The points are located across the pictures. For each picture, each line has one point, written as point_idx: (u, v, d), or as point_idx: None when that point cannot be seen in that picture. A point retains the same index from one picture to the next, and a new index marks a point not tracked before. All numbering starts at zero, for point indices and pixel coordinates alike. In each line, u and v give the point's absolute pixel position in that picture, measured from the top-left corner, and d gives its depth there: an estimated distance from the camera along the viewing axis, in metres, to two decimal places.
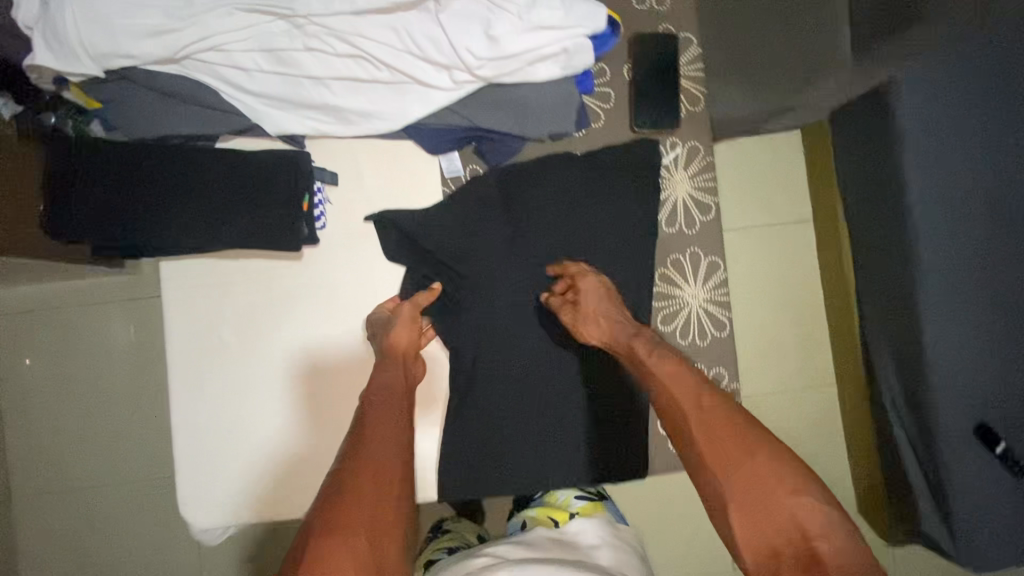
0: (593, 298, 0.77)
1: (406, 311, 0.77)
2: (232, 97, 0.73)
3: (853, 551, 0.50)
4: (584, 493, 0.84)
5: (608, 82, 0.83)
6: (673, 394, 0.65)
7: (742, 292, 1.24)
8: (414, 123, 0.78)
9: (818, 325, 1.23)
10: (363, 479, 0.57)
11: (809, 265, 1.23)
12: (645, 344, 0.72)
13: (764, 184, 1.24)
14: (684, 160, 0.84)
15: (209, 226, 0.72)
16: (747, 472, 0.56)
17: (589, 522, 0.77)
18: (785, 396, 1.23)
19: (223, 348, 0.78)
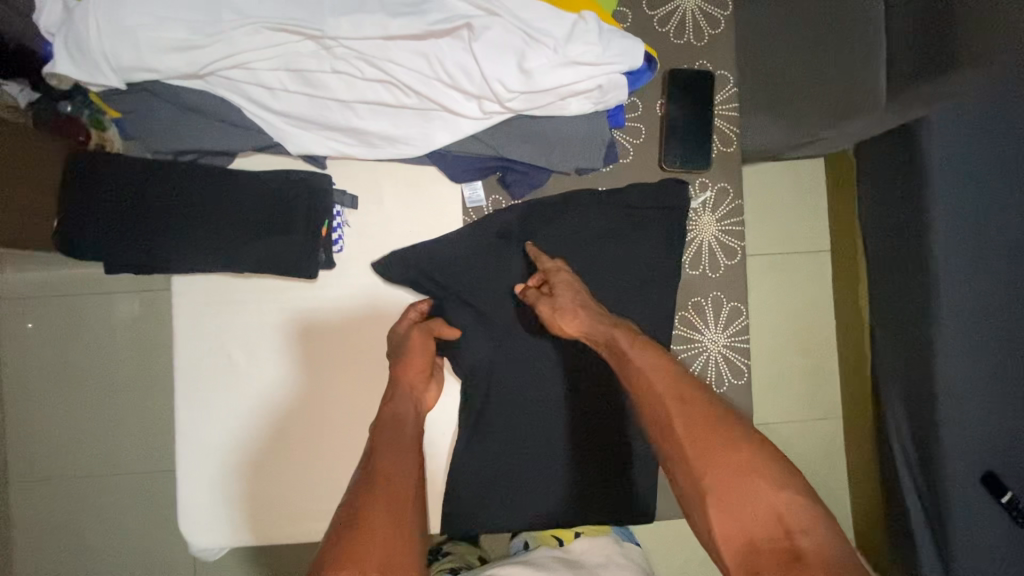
0: (565, 291, 0.72)
1: (418, 335, 0.74)
2: (255, 115, 0.71)
3: (836, 546, 0.49)
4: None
5: (640, 117, 0.81)
6: (649, 381, 0.62)
7: (756, 324, 1.22)
8: (439, 150, 0.76)
9: (831, 362, 1.22)
10: (380, 504, 0.55)
11: (828, 299, 1.22)
12: (626, 331, 0.68)
13: (782, 215, 1.22)
14: (713, 202, 0.81)
15: (228, 246, 0.71)
16: (726, 464, 0.54)
17: (596, 539, 0.80)
18: (793, 431, 1.22)
19: (234, 363, 0.77)
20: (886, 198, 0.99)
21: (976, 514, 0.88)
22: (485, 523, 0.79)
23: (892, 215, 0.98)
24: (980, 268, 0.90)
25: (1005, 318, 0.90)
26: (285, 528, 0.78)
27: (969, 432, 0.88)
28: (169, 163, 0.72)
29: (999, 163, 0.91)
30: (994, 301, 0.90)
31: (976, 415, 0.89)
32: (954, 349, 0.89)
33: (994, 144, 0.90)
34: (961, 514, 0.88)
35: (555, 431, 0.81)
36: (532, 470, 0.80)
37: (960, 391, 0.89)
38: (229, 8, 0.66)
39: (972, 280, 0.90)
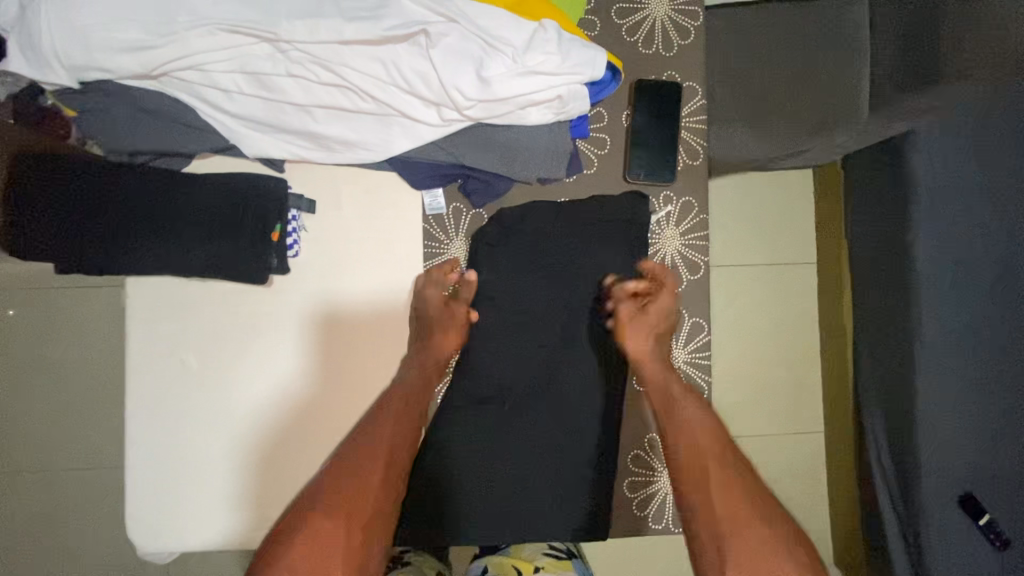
0: (644, 326, 0.74)
1: (461, 312, 0.77)
2: (210, 116, 0.70)
3: None
4: (552, 550, 0.81)
5: (605, 128, 0.80)
6: (695, 435, 0.65)
7: (733, 335, 1.20)
8: (399, 156, 0.75)
9: (807, 376, 1.20)
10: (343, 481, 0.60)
11: (806, 311, 1.20)
12: (682, 383, 0.71)
13: (763, 227, 1.20)
14: (676, 216, 0.81)
15: (176, 249, 0.70)
16: (756, 538, 0.55)
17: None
18: (767, 447, 1.20)
19: (188, 366, 0.76)
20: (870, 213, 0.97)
21: (953, 541, 0.83)
22: (437, 538, 0.77)
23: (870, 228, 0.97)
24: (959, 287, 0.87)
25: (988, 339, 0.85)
26: (234, 534, 0.77)
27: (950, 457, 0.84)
28: (121, 164, 0.71)
29: None
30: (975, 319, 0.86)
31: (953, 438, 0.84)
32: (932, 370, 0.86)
33: None
34: (936, 541, 0.84)
35: (511, 446, 0.78)
36: (486, 487, 0.78)
37: (941, 412, 0.84)
38: (183, 9, 0.64)
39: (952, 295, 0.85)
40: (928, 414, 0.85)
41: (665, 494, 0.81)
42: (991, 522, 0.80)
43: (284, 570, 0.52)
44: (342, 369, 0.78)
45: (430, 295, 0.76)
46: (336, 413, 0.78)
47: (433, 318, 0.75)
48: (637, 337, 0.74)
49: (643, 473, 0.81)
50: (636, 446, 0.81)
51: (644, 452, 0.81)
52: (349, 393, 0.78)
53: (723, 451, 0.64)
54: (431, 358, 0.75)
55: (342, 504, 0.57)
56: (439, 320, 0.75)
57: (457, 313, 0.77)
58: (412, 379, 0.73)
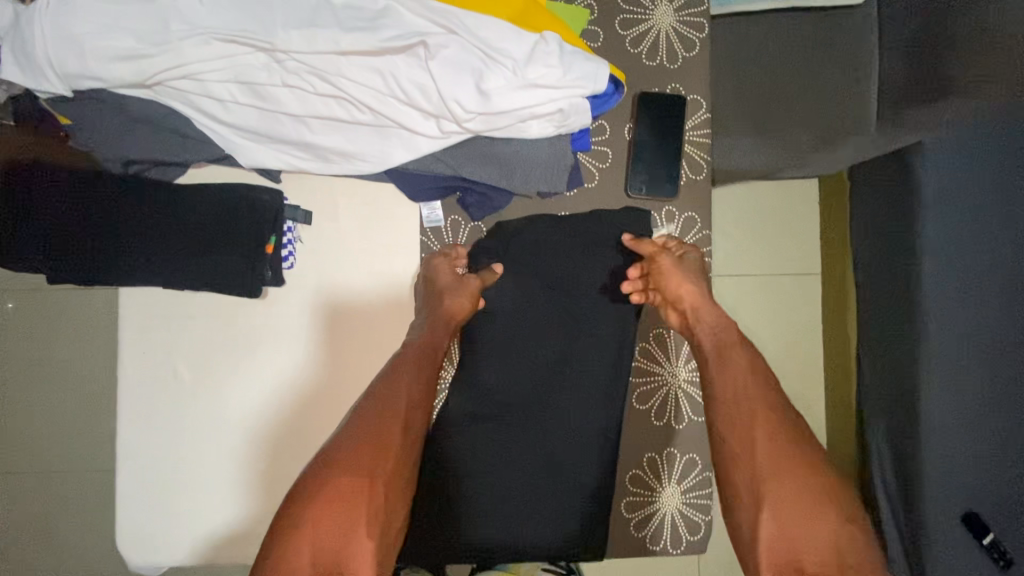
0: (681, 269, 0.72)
1: (474, 284, 0.74)
2: (205, 126, 0.69)
3: None
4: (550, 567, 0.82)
5: (607, 141, 0.78)
6: (742, 384, 0.64)
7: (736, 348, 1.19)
8: (396, 167, 0.74)
9: (810, 391, 1.19)
10: (364, 444, 0.57)
11: (810, 324, 1.18)
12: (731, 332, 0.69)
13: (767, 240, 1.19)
14: (679, 231, 0.79)
15: (171, 261, 0.69)
16: (799, 488, 0.56)
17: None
18: None
19: (181, 378, 0.75)
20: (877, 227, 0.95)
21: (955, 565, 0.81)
22: (429, 558, 0.76)
23: (876, 243, 0.95)
24: (968, 305, 0.85)
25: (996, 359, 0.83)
26: (224, 549, 0.75)
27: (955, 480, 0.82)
28: (114, 174, 0.70)
29: (1003, 195, 0.85)
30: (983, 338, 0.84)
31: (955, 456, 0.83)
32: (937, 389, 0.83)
33: (992, 172, 0.85)
34: (939, 565, 0.82)
35: (507, 463, 0.77)
36: (480, 506, 0.76)
37: (944, 431, 0.83)
38: (178, 18, 0.63)
39: (956, 313, 0.84)
40: (932, 434, 0.84)
41: (666, 515, 0.78)
42: (994, 541, 0.79)
43: (309, 525, 0.52)
44: (337, 383, 0.76)
45: (443, 265, 0.74)
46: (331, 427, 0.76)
47: (446, 283, 0.73)
48: (675, 282, 0.71)
49: (642, 494, 0.78)
50: (634, 466, 0.79)
51: (644, 473, 0.79)
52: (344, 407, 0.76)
53: (769, 398, 0.62)
54: (443, 323, 0.71)
55: (362, 463, 0.56)
56: (449, 289, 0.73)
57: (471, 282, 0.74)
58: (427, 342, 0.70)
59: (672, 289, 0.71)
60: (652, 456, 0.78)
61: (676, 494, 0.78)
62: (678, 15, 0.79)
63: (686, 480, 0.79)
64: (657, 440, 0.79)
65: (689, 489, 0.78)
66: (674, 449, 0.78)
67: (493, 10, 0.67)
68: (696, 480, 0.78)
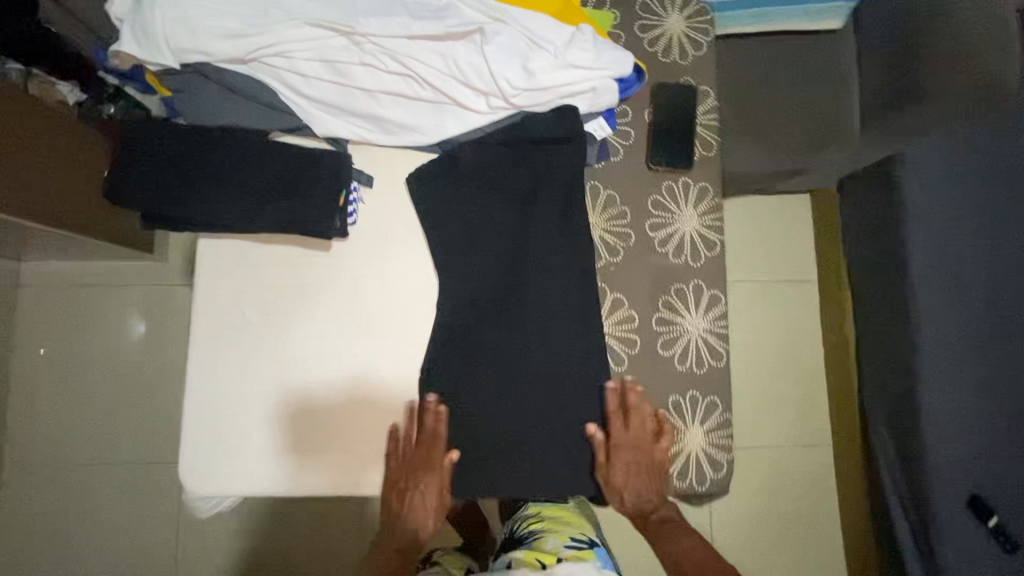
0: (635, 452, 0.82)
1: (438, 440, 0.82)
2: (290, 100, 0.81)
3: None
4: (573, 543, 0.96)
5: (630, 122, 0.90)
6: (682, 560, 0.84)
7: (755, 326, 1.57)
8: (448, 140, 0.86)
9: (814, 359, 1.57)
10: None
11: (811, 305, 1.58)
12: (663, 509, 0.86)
13: (764, 258, 1.61)
14: (693, 198, 0.89)
15: (251, 206, 0.77)
16: None
17: (577, 565, 0.88)
18: (774, 430, 1.55)
19: (249, 321, 0.82)
20: (867, 214, 1.21)
21: (955, 524, 1.07)
22: (467, 488, 0.83)
23: (873, 230, 1.20)
24: (954, 289, 1.10)
25: (976, 337, 1.09)
26: (285, 483, 0.81)
27: (950, 445, 1.08)
28: (206, 129, 0.79)
29: (975, 202, 1.10)
30: (960, 324, 1.09)
31: (952, 429, 1.08)
32: (932, 347, 1.09)
33: (963, 193, 1.11)
34: (940, 529, 1.07)
35: (543, 405, 0.83)
36: (523, 446, 0.83)
37: (944, 405, 1.09)
38: (276, 7, 0.77)
39: (944, 299, 1.10)
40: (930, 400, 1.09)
41: (691, 453, 0.84)
42: (999, 526, 1.04)
43: None
44: (390, 328, 0.85)
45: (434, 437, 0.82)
46: (384, 366, 0.84)
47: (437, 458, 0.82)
48: (620, 474, 0.82)
49: (669, 433, 0.84)
50: (660, 407, 0.85)
51: (669, 414, 0.84)
52: (398, 350, 0.85)
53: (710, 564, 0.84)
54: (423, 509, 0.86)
55: None
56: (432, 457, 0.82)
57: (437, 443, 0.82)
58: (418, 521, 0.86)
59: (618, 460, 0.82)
60: (671, 399, 0.84)
61: (701, 433, 0.84)
62: (688, 22, 0.93)
63: (708, 421, 0.85)
64: (680, 384, 0.85)
65: (712, 429, 0.84)
66: (695, 392, 0.85)
67: (536, 7, 0.81)
68: (716, 422, 0.84)
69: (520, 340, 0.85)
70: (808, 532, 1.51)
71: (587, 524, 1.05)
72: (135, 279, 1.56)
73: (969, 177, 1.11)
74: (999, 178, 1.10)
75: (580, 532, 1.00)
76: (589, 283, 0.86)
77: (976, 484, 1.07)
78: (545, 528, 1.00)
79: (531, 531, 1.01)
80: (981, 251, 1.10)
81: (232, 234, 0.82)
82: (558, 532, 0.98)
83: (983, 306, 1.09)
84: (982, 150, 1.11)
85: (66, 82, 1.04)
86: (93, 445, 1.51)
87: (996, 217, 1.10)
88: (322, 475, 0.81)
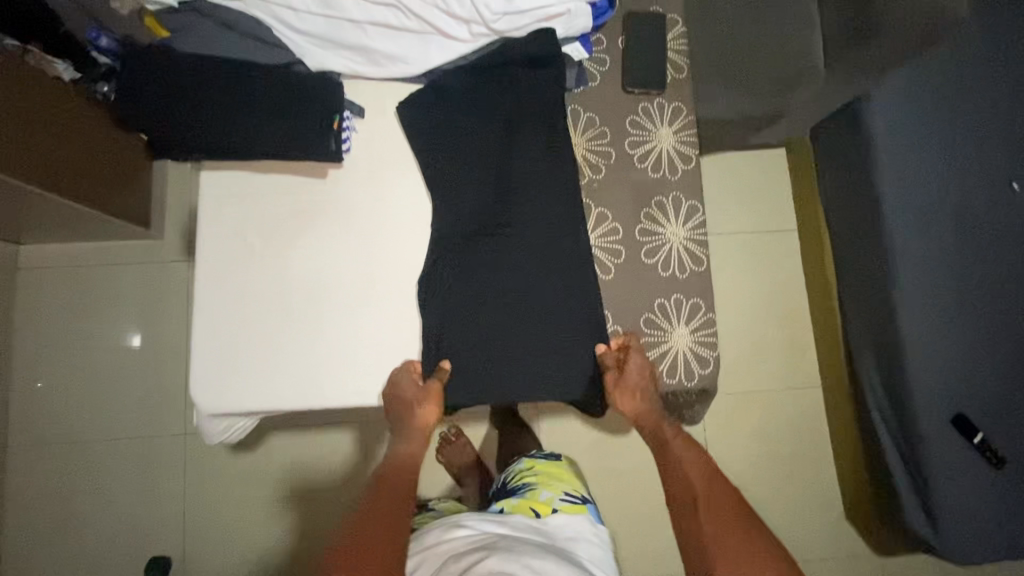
0: (642, 377, 0.86)
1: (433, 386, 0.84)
2: (283, 35, 0.86)
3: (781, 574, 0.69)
4: (567, 497, 0.95)
5: (604, 50, 0.95)
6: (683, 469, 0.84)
7: (745, 273, 1.57)
8: (434, 70, 0.91)
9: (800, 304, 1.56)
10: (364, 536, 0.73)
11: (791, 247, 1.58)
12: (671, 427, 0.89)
13: (751, 207, 1.60)
14: (668, 117, 0.94)
15: (251, 129, 0.83)
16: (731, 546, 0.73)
17: (571, 517, 0.90)
18: (769, 378, 1.53)
19: (252, 245, 0.87)
20: (838, 156, 1.27)
21: (941, 439, 1.11)
22: (467, 395, 0.87)
23: (845, 169, 1.26)
24: (925, 215, 1.16)
25: (947, 257, 1.15)
26: (290, 396, 0.84)
27: (931, 360, 1.12)
28: (203, 58, 0.84)
29: (936, 128, 1.18)
30: (939, 246, 1.15)
31: (931, 345, 1.13)
32: (910, 269, 1.14)
33: (927, 121, 1.18)
34: (928, 444, 1.11)
35: (535, 313, 0.88)
36: (518, 352, 0.87)
37: (923, 322, 1.13)
38: None
39: (919, 224, 1.16)
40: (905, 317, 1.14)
41: (678, 352, 0.90)
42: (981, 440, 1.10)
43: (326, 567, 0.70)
44: (385, 250, 0.89)
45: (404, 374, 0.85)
46: (383, 283, 0.88)
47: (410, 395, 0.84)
48: (626, 397, 0.87)
49: (656, 333, 0.90)
50: (646, 311, 0.90)
51: (655, 316, 0.90)
52: (394, 270, 0.88)
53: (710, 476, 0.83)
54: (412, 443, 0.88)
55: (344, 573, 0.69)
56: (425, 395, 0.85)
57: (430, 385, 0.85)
58: (401, 460, 0.85)
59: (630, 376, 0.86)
60: (659, 302, 0.90)
61: (686, 332, 0.90)
62: None
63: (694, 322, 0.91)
64: (664, 289, 0.90)
65: (697, 329, 0.90)
66: (679, 294, 0.90)
67: None
68: (700, 320, 0.90)
69: (510, 254, 0.89)
70: (810, 475, 1.50)
71: (580, 480, 1.03)
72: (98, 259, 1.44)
73: (929, 106, 1.19)
74: (958, 105, 1.19)
75: (573, 486, 1.00)
76: (573, 198, 0.90)
77: (961, 403, 1.11)
78: (540, 480, 0.98)
79: (525, 482, 1.00)
80: (948, 173, 1.17)
81: (234, 164, 0.88)
82: (552, 486, 0.97)
83: (955, 223, 1.16)
84: (937, 83, 1.19)
85: (62, 61, 1.00)
86: (91, 429, 1.40)
87: (956, 141, 1.18)
88: (329, 384, 0.85)
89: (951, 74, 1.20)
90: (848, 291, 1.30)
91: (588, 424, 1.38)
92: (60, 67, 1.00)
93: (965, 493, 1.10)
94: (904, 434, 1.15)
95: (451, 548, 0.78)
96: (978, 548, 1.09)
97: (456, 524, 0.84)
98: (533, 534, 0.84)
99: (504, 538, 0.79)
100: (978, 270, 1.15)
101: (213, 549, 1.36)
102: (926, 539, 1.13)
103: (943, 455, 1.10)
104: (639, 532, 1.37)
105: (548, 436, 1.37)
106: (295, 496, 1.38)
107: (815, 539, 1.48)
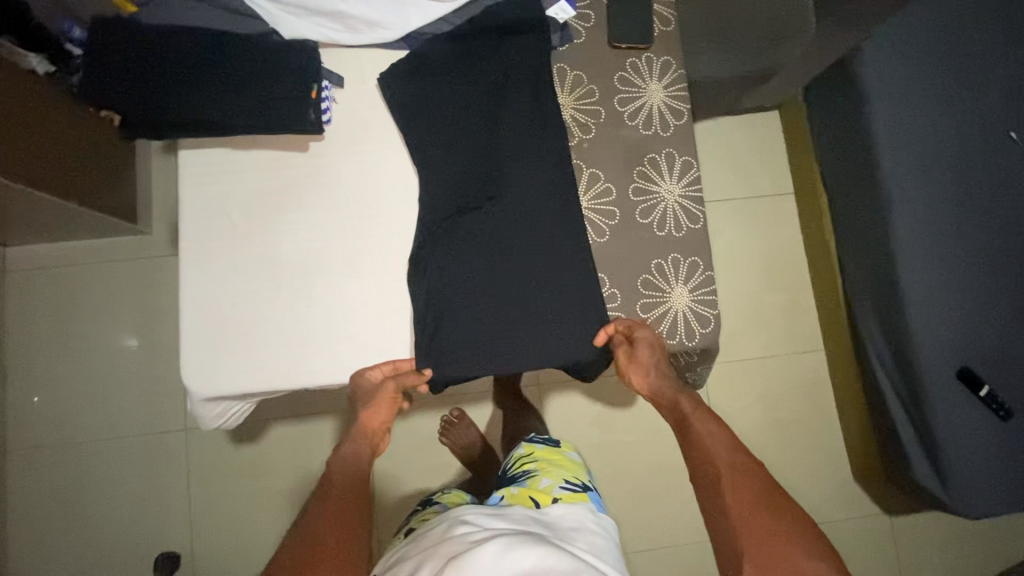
0: (651, 355, 0.85)
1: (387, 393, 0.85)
2: (253, 3, 0.83)
3: (820, 557, 0.68)
4: (567, 485, 0.93)
5: (588, 5, 0.92)
6: (706, 448, 0.82)
7: (745, 239, 1.54)
8: (413, 34, 0.88)
9: (800, 266, 1.53)
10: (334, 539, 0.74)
11: (792, 209, 1.55)
12: (690, 400, 0.88)
13: (748, 172, 1.56)
14: (657, 72, 0.91)
15: (226, 102, 0.81)
16: (764, 533, 0.71)
17: (572, 507, 0.87)
18: (773, 342, 1.51)
19: (235, 225, 0.85)
20: (835, 113, 1.24)
21: (948, 398, 1.08)
22: (462, 370, 0.83)
23: (839, 125, 1.23)
24: (923, 164, 1.13)
25: (949, 207, 1.12)
26: (282, 375, 0.82)
27: (936, 317, 1.09)
28: (176, 32, 0.82)
29: (934, 72, 1.14)
30: (940, 195, 1.12)
31: (934, 303, 1.10)
32: (912, 221, 1.12)
33: (923, 66, 1.14)
34: (936, 404, 1.09)
35: (529, 280, 0.85)
36: (514, 321, 0.85)
37: (926, 278, 1.11)
38: None
39: (916, 174, 1.13)
40: (906, 272, 1.11)
41: (679, 312, 0.88)
42: (990, 393, 1.07)
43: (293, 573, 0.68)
44: (372, 223, 0.86)
45: (363, 373, 0.84)
46: (373, 255, 0.86)
47: (365, 395, 0.86)
48: (640, 373, 0.86)
49: (655, 294, 0.88)
50: (644, 272, 0.88)
51: (653, 277, 0.88)
52: (383, 242, 0.86)
53: (734, 454, 0.80)
54: (366, 436, 0.90)
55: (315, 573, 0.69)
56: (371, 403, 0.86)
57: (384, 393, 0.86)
58: (348, 458, 0.87)
59: (638, 357, 0.85)
60: (656, 263, 0.88)
61: (687, 291, 0.88)
62: None
63: (693, 281, 0.89)
64: (661, 248, 0.88)
65: (696, 287, 0.88)
66: (677, 253, 0.88)
67: None
68: (700, 279, 0.88)
69: (501, 221, 0.86)
70: (820, 437, 1.48)
71: (583, 467, 1.01)
72: (85, 257, 1.41)
73: (925, 51, 1.15)
74: (955, 47, 1.15)
75: (574, 474, 0.97)
76: (563, 159, 0.88)
77: (966, 356, 1.09)
78: (541, 467, 0.97)
79: (526, 469, 0.98)
80: (947, 118, 1.14)
81: (213, 143, 0.86)
82: (552, 473, 0.95)
83: (955, 170, 1.13)
84: (932, 26, 1.16)
85: (35, 54, 0.98)
86: (89, 430, 1.38)
87: (954, 84, 1.14)
88: (321, 362, 0.83)
89: (947, 14, 1.16)
90: (846, 248, 1.28)
91: (590, 401, 1.37)
92: (34, 60, 0.98)
93: (974, 450, 1.07)
94: (912, 395, 1.13)
95: (456, 546, 0.74)
96: (987, 500, 1.07)
97: (449, 517, 0.82)
98: (533, 525, 0.81)
99: (511, 531, 0.76)
100: (981, 216, 1.11)
101: (221, 540, 1.35)
102: (940, 500, 1.11)
103: (947, 410, 1.08)
104: (648, 502, 1.35)
105: (551, 411, 1.36)
106: (300, 487, 1.36)
107: (830, 503, 1.46)
